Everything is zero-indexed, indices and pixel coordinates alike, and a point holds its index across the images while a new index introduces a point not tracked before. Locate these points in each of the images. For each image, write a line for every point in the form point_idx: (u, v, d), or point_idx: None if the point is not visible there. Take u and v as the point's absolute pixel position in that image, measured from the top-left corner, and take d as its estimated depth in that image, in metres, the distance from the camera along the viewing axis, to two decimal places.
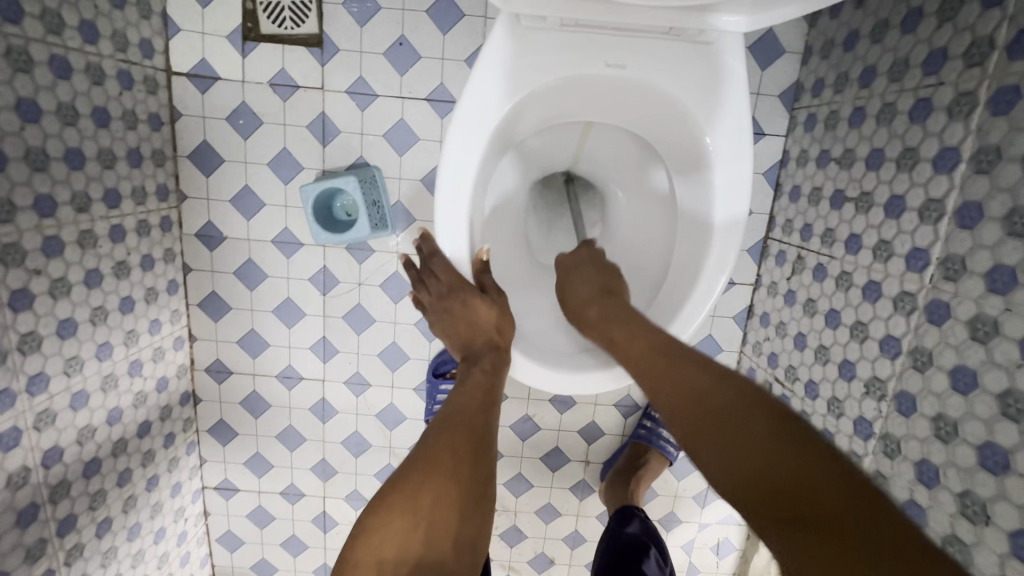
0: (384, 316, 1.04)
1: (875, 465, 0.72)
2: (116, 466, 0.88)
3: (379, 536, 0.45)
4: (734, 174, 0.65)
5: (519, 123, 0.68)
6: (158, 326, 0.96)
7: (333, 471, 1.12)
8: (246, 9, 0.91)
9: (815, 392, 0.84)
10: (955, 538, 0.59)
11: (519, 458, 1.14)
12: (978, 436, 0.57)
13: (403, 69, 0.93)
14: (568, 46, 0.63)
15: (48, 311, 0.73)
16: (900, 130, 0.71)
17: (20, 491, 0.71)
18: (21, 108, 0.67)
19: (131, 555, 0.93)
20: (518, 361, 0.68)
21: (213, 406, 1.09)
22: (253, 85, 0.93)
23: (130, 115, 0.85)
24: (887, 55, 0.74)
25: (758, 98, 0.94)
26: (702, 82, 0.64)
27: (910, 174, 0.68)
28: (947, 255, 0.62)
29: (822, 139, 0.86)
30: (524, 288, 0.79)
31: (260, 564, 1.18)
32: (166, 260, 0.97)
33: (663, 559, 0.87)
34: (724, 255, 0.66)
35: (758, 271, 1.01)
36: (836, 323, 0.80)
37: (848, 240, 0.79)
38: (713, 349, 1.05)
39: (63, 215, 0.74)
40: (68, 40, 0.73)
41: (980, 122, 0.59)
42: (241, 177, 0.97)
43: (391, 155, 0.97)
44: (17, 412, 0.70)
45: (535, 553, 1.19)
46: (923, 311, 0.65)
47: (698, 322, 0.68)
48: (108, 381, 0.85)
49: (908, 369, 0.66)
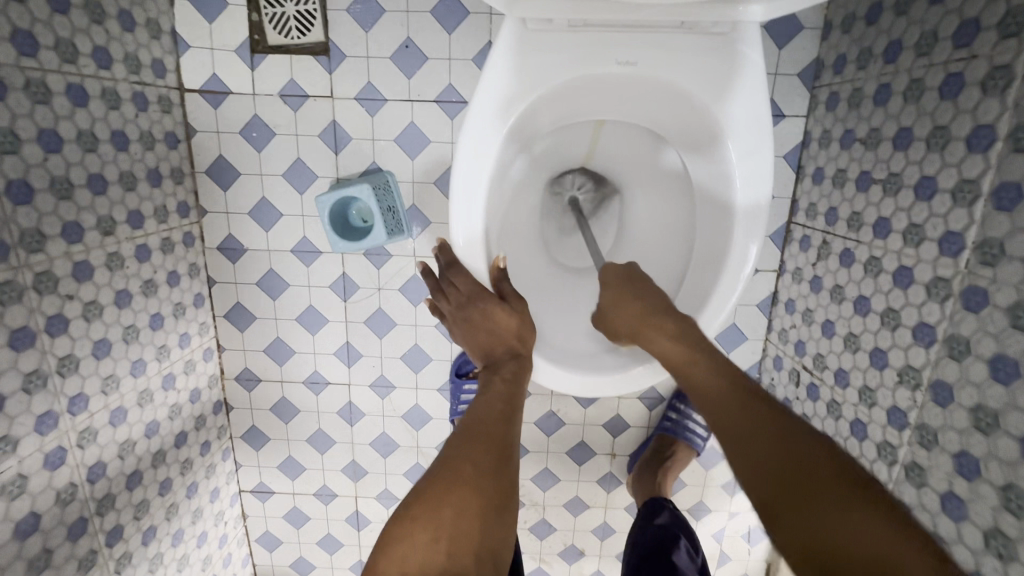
0: (404, 318, 1.05)
1: (909, 456, 0.69)
2: (157, 476, 0.91)
3: (403, 548, 0.45)
4: (754, 166, 0.63)
5: (535, 123, 0.67)
6: (187, 338, 0.98)
7: (363, 471, 1.15)
8: (252, 21, 0.91)
9: (845, 379, 0.82)
10: (996, 532, 0.57)
11: (545, 453, 1.14)
12: (1021, 428, 0.55)
13: (411, 72, 0.92)
14: (574, 45, 0.61)
15: (83, 334, 0.76)
16: (929, 107, 0.67)
17: (69, 506, 0.74)
18: (43, 139, 0.69)
19: (176, 559, 0.97)
20: (540, 365, 0.69)
21: (245, 413, 1.12)
22: (263, 97, 0.94)
23: (147, 136, 0.87)
24: (914, 28, 0.70)
25: (776, 79, 0.91)
26: (718, 74, 0.62)
27: (942, 154, 0.65)
28: (984, 239, 0.59)
29: (846, 118, 0.83)
30: (543, 290, 0.78)
31: (298, 563, 1.22)
32: (191, 275, 0.99)
33: (694, 549, 0.88)
34: (746, 247, 0.64)
35: (781, 257, 0.99)
36: (866, 309, 0.78)
37: (876, 224, 0.76)
38: (737, 337, 1.04)
39: (90, 239, 0.76)
40: (83, 68, 0.74)
41: (1017, 97, 0.56)
42: (258, 189, 0.98)
43: (403, 158, 0.96)
44: (61, 432, 0.73)
45: (565, 546, 1.21)
46: (959, 297, 0.62)
47: (720, 320, 0.66)
48: (144, 396, 0.88)
49: (944, 357, 0.64)
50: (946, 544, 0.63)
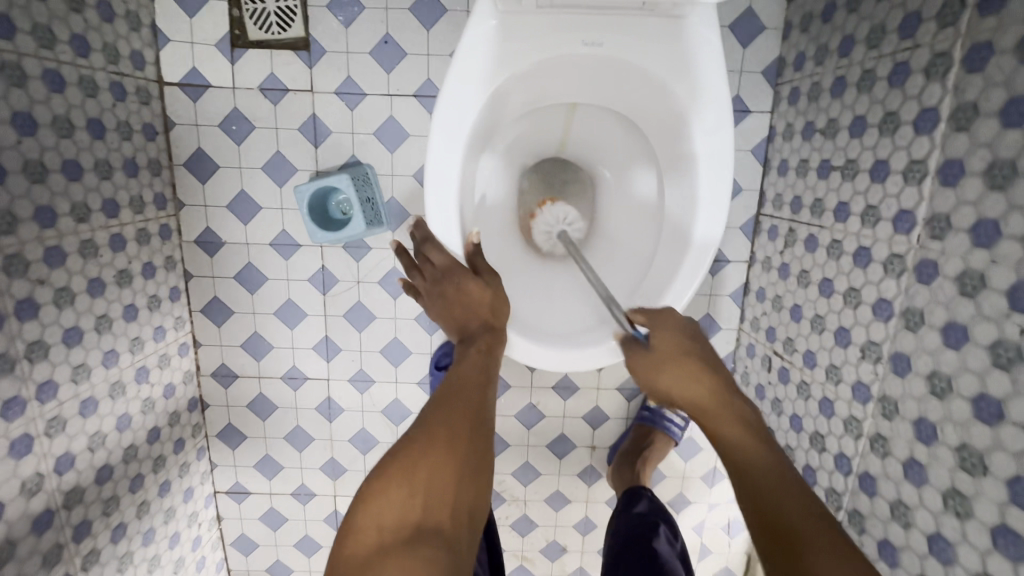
0: (384, 312, 1.05)
1: (874, 428, 0.72)
2: (128, 472, 0.89)
3: (378, 505, 0.45)
4: (717, 141, 0.66)
5: (507, 104, 0.69)
6: (162, 332, 0.97)
7: (342, 469, 1.14)
8: (232, 16, 0.92)
9: (813, 360, 0.85)
10: (954, 492, 0.59)
11: (525, 447, 1.15)
12: (972, 390, 0.57)
13: (390, 67, 0.94)
14: (544, 26, 0.64)
15: (54, 320, 0.75)
16: (880, 95, 0.71)
17: (35, 498, 0.72)
18: (18, 121, 0.68)
19: (147, 560, 0.95)
20: (515, 340, 0.70)
21: (221, 410, 1.10)
22: (244, 90, 0.95)
23: (124, 127, 0.87)
24: (864, 24, 0.75)
25: (741, 76, 0.95)
26: (679, 55, 0.65)
27: (893, 139, 0.69)
28: (933, 215, 0.63)
29: (807, 111, 0.87)
30: (520, 273, 0.80)
31: (275, 566, 1.19)
32: (167, 268, 0.98)
33: (672, 535, 0.89)
34: (712, 218, 0.68)
35: (751, 247, 1.02)
36: (830, 291, 0.81)
37: (837, 208, 0.80)
38: (712, 327, 1.06)
39: (64, 225, 0.76)
40: (60, 54, 0.75)
41: (957, 80, 0.60)
42: (237, 182, 0.99)
43: (382, 152, 0.98)
44: (28, 419, 0.71)
45: (547, 542, 1.20)
46: (913, 272, 0.66)
47: (692, 288, 0.69)
48: (116, 388, 0.86)
49: (902, 329, 0.67)
50: (910, 510, 0.65)
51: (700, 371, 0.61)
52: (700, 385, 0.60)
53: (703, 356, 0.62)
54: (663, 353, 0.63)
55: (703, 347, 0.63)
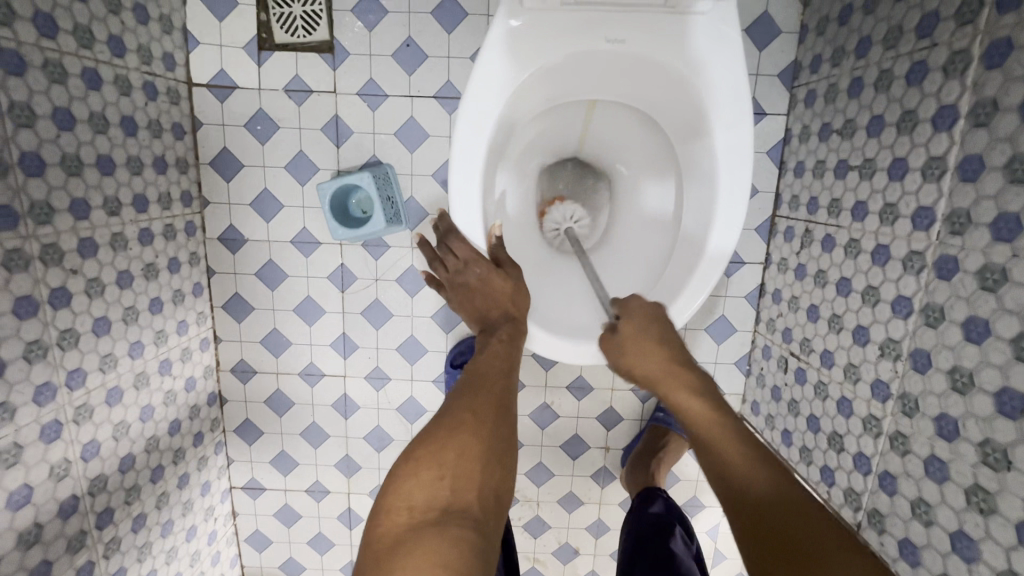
0: (401, 309, 1.07)
1: (894, 426, 0.71)
2: (149, 462, 0.91)
3: (408, 486, 0.46)
4: (735, 138, 0.67)
5: (528, 101, 0.71)
6: (185, 326, 0.99)
7: (357, 466, 1.14)
8: (260, 20, 0.95)
9: (830, 360, 0.84)
10: (977, 488, 0.59)
11: (539, 447, 1.15)
12: (994, 384, 0.57)
13: (411, 69, 0.97)
14: (565, 26, 0.66)
15: (85, 310, 0.77)
16: (898, 94, 0.72)
17: (62, 483, 0.74)
18: (57, 117, 0.71)
19: (164, 551, 0.96)
20: (538, 335, 0.72)
21: (239, 406, 1.12)
22: (269, 92, 0.98)
23: (155, 125, 0.90)
24: (881, 25, 0.75)
25: (756, 80, 0.96)
26: (698, 52, 0.66)
27: (911, 137, 0.70)
28: (953, 210, 0.63)
29: (823, 112, 0.88)
30: (541, 269, 0.82)
31: (288, 564, 1.20)
32: (191, 263, 1.00)
33: (688, 536, 0.89)
34: (731, 212, 0.69)
35: (767, 249, 1.02)
36: (847, 290, 0.81)
37: (854, 208, 0.80)
38: (727, 329, 1.07)
39: (97, 218, 0.79)
40: (98, 54, 0.78)
41: (976, 77, 0.60)
42: (261, 181, 1.01)
43: (402, 152, 1.00)
44: (58, 405, 0.73)
45: (559, 544, 1.20)
46: (932, 268, 0.66)
47: (712, 282, 0.71)
48: (141, 378, 0.88)
49: (921, 326, 0.67)
50: (931, 508, 0.65)
51: (658, 346, 0.63)
52: (656, 361, 0.62)
53: (666, 335, 0.64)
54: (627, 332, 0.66)
55: (669, 327, 0.66)
